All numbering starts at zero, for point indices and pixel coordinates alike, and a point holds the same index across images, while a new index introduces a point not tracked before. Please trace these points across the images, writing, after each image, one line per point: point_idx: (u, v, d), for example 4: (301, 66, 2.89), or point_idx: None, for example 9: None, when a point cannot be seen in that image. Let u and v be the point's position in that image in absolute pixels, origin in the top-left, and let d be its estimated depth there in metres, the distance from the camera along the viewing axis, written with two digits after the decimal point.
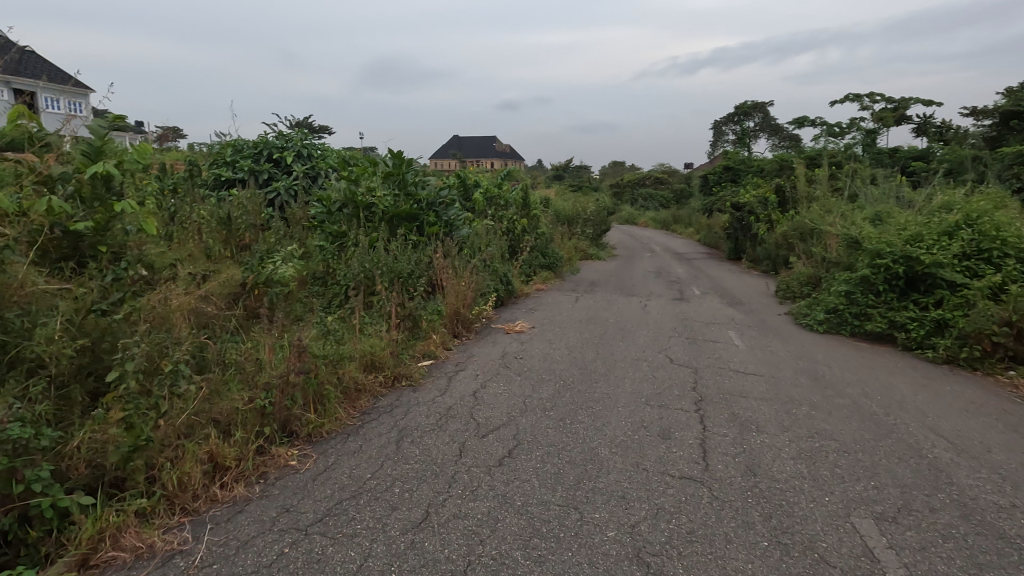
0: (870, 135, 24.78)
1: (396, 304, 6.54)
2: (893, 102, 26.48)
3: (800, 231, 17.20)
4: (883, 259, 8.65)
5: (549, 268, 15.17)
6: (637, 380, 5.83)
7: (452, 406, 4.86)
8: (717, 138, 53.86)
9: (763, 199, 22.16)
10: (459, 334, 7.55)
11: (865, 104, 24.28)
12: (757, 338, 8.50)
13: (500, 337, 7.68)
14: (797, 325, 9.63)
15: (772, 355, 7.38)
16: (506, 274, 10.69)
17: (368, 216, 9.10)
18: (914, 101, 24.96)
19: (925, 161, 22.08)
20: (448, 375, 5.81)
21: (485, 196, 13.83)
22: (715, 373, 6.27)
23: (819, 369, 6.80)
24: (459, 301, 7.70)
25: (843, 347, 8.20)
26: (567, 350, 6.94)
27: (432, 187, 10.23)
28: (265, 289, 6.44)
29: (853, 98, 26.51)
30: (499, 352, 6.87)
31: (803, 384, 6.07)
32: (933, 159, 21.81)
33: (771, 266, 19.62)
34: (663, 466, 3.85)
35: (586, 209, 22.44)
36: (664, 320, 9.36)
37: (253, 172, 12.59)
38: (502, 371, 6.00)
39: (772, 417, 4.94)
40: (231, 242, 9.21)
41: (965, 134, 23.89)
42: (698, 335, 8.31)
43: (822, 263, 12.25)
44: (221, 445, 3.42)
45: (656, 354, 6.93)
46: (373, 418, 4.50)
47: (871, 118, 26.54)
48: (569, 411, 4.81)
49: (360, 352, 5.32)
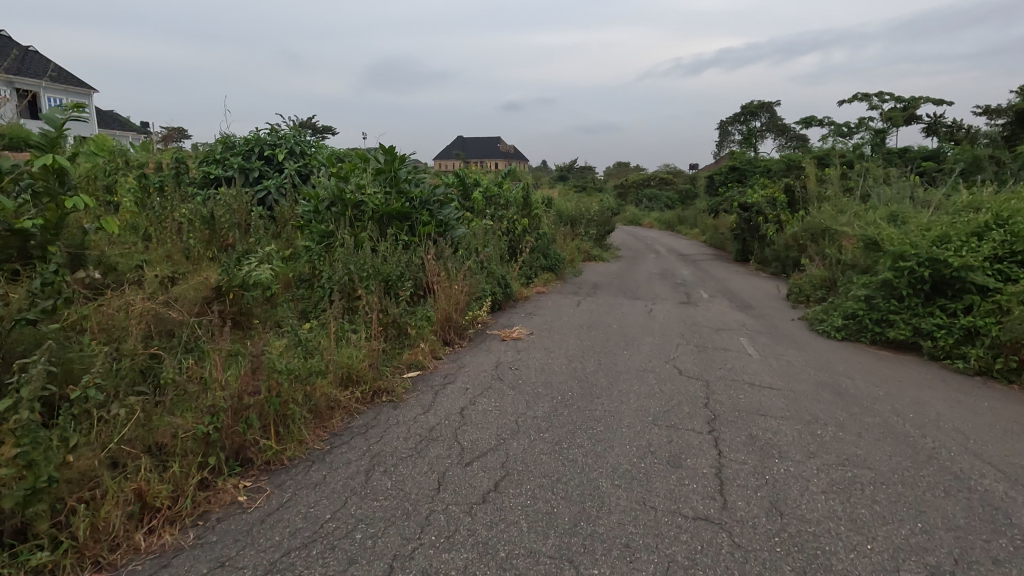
0: (881, 135, 24.19)
1: (380, 310, 6.02)
2: (903, 101, 25.88)
3: (810, 232, 16.64)
4: (907, 261, 8.09)
5: (550, 269, 14.64)
6: (642, 395, 5.29)
7: (435, 426, 4.34)
8: (723, 138, 53.23)
9: (771, 200, 21.59)
10: (450, 341, 7.03)
11: (876, 103, 23.71)
12: (771, 345, 7.94)
13: (495, 345, 7.15)
14: (812, 332, 9.07)
15: (789, 366, 6.82)
16: (504, 276, 10.17)
17: (358, 215, 8.60)
18: (925, 100, 24.38)
19: (937, 161, 21.48)
20: (435, 388, 5.29)
21: (485, 195, 13.33)
22: (728, 387, 5.73)
23: (842, 381, 6.24)
24: (450, 306, 7.17)
25: (864, 356, 7.64)
26: (566, 360, 6.40)
27: (427, 185, 9.71)
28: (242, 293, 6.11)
29: (862, 97, 25.94)
30: (493, 362, 6.34)
31: (826, 400, 5.52)
32: (946, 159, 21.20)
33: (780, 268, 19.03)
34: (674, 504, 3.31)
35: (589, 209, 21.90)
36: (671, 326, 8.80)
37: (243, 170, 12.10)
38: (494, 385, 5.47)
39: (795, 441, 4.39)
40: (214, 243, 8.71)
41: (978, 134, 23.29)
42: (707, 342, 7.76)
43: (836, 266, 11.67)
44: (152, 481, 2.91)
45: (664, 365, 6.39)
46: (344, 441, 3.97)
47: (881, 117, 25.96)
48: (567, 433, 4.27)
49: (336, 365, 4.80)
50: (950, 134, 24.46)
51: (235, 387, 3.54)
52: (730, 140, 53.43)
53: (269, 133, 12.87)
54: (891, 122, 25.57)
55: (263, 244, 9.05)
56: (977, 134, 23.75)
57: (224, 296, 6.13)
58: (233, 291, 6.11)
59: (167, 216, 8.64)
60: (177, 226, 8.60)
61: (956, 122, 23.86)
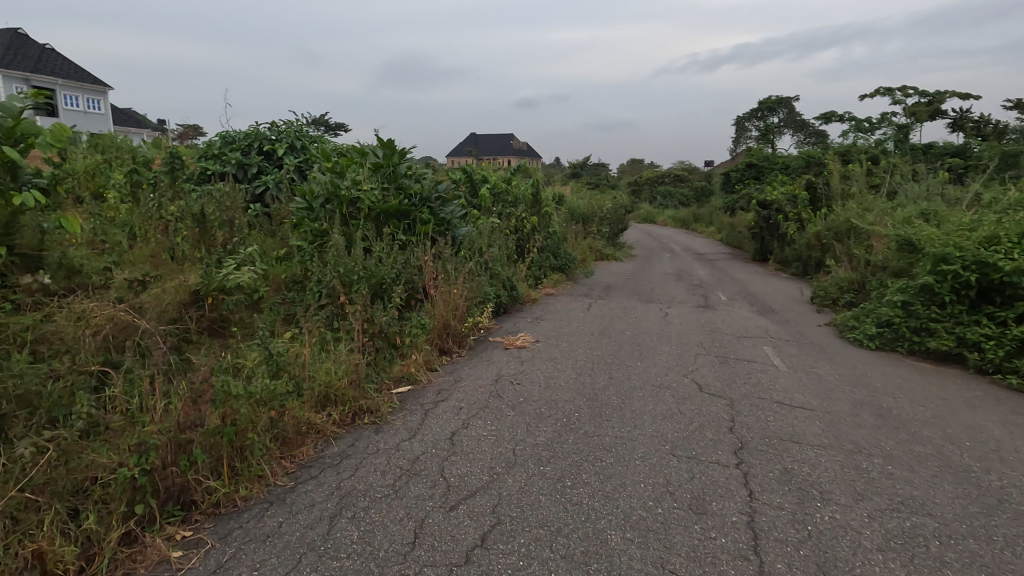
0: (905, 130, 23.26)
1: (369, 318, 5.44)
2: (928, 95, 24.83)
3: (834, 231, 15.83)
4: (950, 265, 7.38)
5: (560, 269, 14.04)
6: (659, 417, 4.69)
7: (420, 456, 3.78)
8: (738, 134, 52.13)
9: (791, 197, 20.73)
10: (448, 350, 6.48)
11: (899, 98, 22.80)
12: (799, 356, 7.26)
13: (497, 354, 6.56)
14: (843, 340, 8.36)
15: (822, 381, 6.15)
16: (510, 277, 9.60)
17: (353, 213, 8.06)
18: (950, 94, 23.43)
19: (965, 157, 20.54)
20: (425, 407, 4.75)
21: (492, 191, 12.74)
22: (756, 407, 5.10)
23: (882, 400, 5.56)
24: (449, 312, 6.61)
25: (903, 369, 6.93)
26: (574, 373, 5.81)
27: (429, 180, 9.13)
28: (226, 296, 5.94)
29: (885, 91, 25.00)
30: (493, 375, 5.76)
31: (867, 424, 4.86)
32: (974, 155, 20.26)
33: (801, 269, 18.25)
34: (699, 568, 2.72)
35: (601, 206, 21.23)
36: (689, 334, 8.16)
37: (242, 165, 11.66)
38: (492, 403, 4.89)
39: (838, 478, 3.78)
40: (205, 242, 8.15)
41: (1007, 129, 22.29)
42: (729, 353, 7.12)
43: (865, 268, 10.91)
44: (58, 541, 2.42)
45: (682, 380, 5.76)
46: (312, 475, 3.44)
47: (904, 112, 25.01)
48: (571, 468, 3.69)
49: (311, 381, 4.28)
50: (978, 129, 23.42)
51: (173, 418, 3.01)
52: (746, 136, 52.26)
53: (269, 128, 12.43)
54: (915, 117, 24.53)
55: (256, 244, 8.59)
56: (1006, 129, 22.69)
57: (203, 301, 5.92)
58: (212, 295, 5.91)
59: (154, 214, 8.22)
60: (164, 224, 8.18)
61: (984, 117, 22.87)
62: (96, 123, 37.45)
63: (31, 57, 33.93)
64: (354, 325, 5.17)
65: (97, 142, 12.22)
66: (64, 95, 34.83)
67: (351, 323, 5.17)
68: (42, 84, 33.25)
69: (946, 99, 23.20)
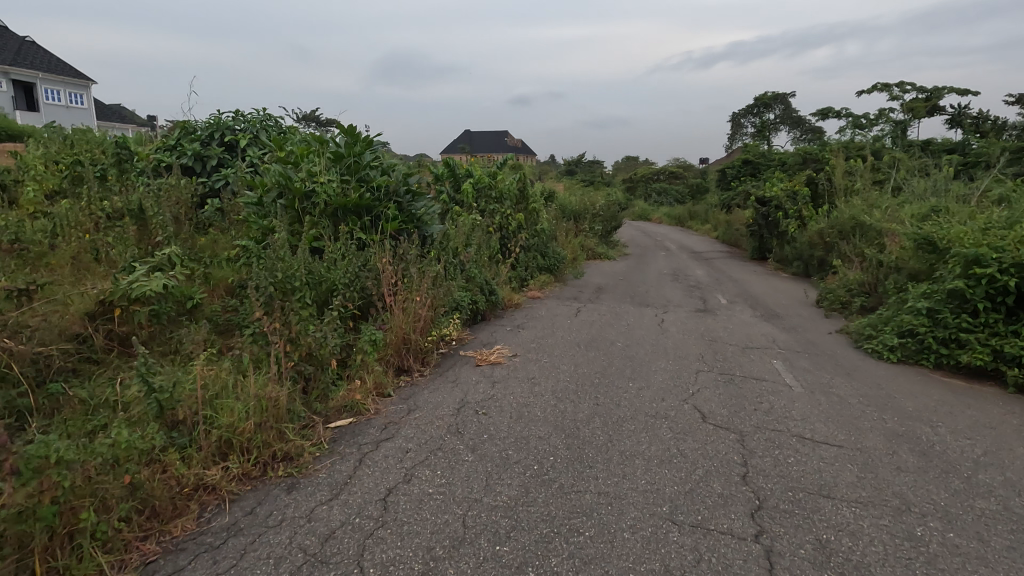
0: (903, 126, 22.55)
1: (302, 333, 4.43)
2: (926, 90, 24.07)
3: (838, 228, 14.97)
4: (984, 268, 6.52)
5: (548, 270, 13.14)
6: (655, 461, 3.79)
7: (338, 530, 2.84)
8: (733, 131, 51.41)
9: (790, 193, 19.87)
10: (407, 369, 5.55)
11: (897, 93, 22.10)
12: (813, 372, 6.36)
13: (464, 373, 5.62)
14: (859, 352, 7.47)
15: (845, 404, 5.25)
16: (489, 281, 8.68)
17: (307, 209, 7.09)
18: (949, 90, 22.72)
19: (965, 154, 19.83)
20: (363, 448, 3.81)
21: (474, 186, 11.85)
22: (771, 444, 4.20)
23: (920, 432, 4.67)
24: (409, 324, 5.67)
25: (933, 387, 6.05)
26: (553, 399, 4.89)
27: (398, 171, 8.13)
28: (138, 307, 4.94)
29: (883, 87, 24.29)
30: (456, 401, 4.83)
31: (910, 467, 3.95)
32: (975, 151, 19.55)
33: (801, 268, 17.43)
34: None
35: (594, 203, 20.35)
36: (687, 345, 7.24)
37: (200, 157, 10.67)
38: (448, 443, 3.95)
39: (889, 556, 2.88)
40: (141, 240, 7.13)
41: (1007, 125, 21.62)
42: (735, 369, 6.22)
43: (876, 270, 10.04)
44: None
45: (681, 407, 4.86)
46: (174, 568, 2.49)
47: (902, 109, 24.32)
48: (539, 547, 2.77)
49: (206, 421, 3.36)
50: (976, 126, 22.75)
51: None
52: (740, 133, 51.48)
53: (233, 118, 11.42)
54: (913, 113, 23.76)
55: (202, 246, 7.63)
56: (1006, 125, 22.01)
57: (112, 313, 4.98)
58: (120, 305, 4.92)
59: (84, 209, 7.26)
60: (96, 222, 7.19)
61: (983, 113, 22.20)
62: (78, 117, 36.29)
63: (8, 49, 32.80)
64: (279, 344, 4.22)
65: (44, 132, 11.18)
66: (44, 88, 33.67)
67: (274, 341, 4.20)
68: (21, 77, 32.16)
69: (945, 95, 22.50)
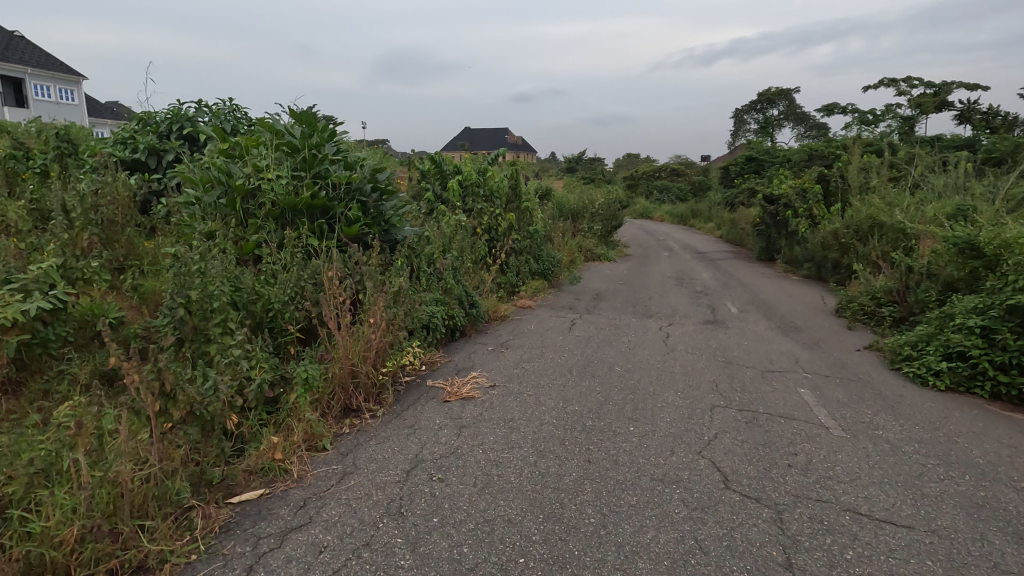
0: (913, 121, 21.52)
1: (185, 376, 3.23)
2: (934, 85, 22.91)
3: (854, 228, 13.92)
4: None
5: (542, 275, 12.07)
6: (667, 563, 2.75)
7: None
8: (735, 127, 50.26)
9: (801, 191, 18.71)
10: (356, 409, 4.52)
11: (906, 88, 21.10)
12: (851, 407, 5.29)
13: (427, 414, 4.57)
14: (898, 376, 6.41)
15: (899, 457, 4.20)
16: (471, 292, 7.61)
17: (251, 210, 6.04)
18: (959, 85, 21.70)
19: (978, 151, 18.78)
20: (260, 545, 2.76)
21: (462, 184, 10.87)
22: (821, 528, 3.15)
23: (1005, 500, 3.63)
24: (359, 353, 4.62)
25: (998, 426, 5.00)
26: (533, 457, 3.83)
27: (365, 166, 7.04)
28: (9, 336, 3.91)
29: (890, 82, 23.25)
30: (408, 458, 3.78)
31: (1013, 567, 2.90)
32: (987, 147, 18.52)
33: (813, 271, 16.37)
34: None
35: (594, 201, 19.26)
36: (698, 369, 6.16)
37: (155, 151, 9.59)
38: (382, 534, 2.89)
39: None
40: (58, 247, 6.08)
41: (1019, 121, 20.59)
42: (759, 404, 5.16)
43: (906, 277, 8.98)
44: None
45: (696, 467, 3.80)
46: None
47: (909, 105, 23.28)
48: None
49: (15, 526, 2.38)
50: (987, 121, 21.69)
51: None
52: (743, 130, 50.25)
53: (196, 109, 10.30)
54: (921, 108, 22.59)
55: (138, 254, 6.59)
56: (1017, 121, 20.96)
57: None
58: None
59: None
60: (5, 225, 6.11)
61: (994, 109, 21.16)
62: (70, 114, 35.24)
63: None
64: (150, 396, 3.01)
65: None
66: (35, 84, 32.67)
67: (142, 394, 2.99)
68: (10, 71, 31.03)
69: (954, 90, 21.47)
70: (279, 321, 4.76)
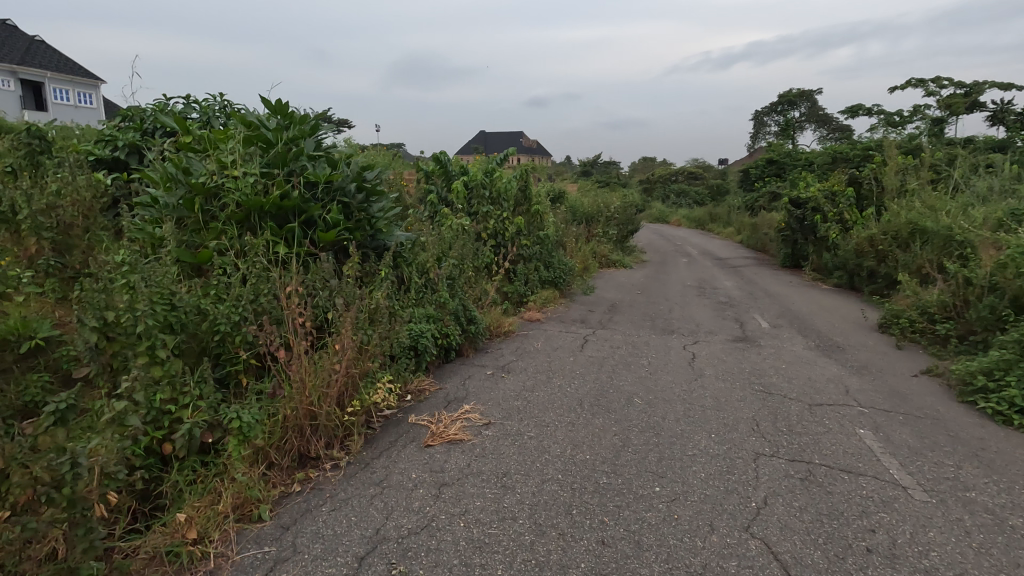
0: (943, 122, 20.34)
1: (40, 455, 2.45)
2: (967, 85, 21.51)
3: (893, 235, 12.78)
4: None
5: (553, 284, 11.12)
6: None
7: None
8: (754, 130, 48.88)
9: (829, 194, 17.56)
10: (313, 459, 3.69)
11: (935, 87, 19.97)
12: (927, 456, 4.30)
13: (403, 465, 3.69)
14: (972, 413, 5.40)
15: (1010, 536, 3.23)
16: (470, 306, 6.72)
17: (214, 211, 5.21)
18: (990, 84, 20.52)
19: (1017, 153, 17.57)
20: None
21: (467, 185, 10.00)
22: None
23: None
24: (318, 388, 3.76)
25: None
26: (531, 537, 2.94)
27: (352, 164, 6.21)
28: None
29: (917, 83, 22.12)
30: (366, 536, 2.90)
31: None
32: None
33: (844, 280, 15.23)
34: None
35: (610, 204, 18.25)
36: (733, 403, 5.19)
37: (137, 148, 8.74)
38: None
39: None
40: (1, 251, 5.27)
41: None
42: (815, 453, 4.19)
43: (964, 291, 7.92)
44: None
45: (746, 555, 2.87)
46: None
47: (938, 105, 22.11)
48: None
49: None
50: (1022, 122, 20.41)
51: None
52: (762, 133, 48.86)
53: (185, 105, 9.51)
54: (951, 109, 21.18)
55: None
56: None
57: None
58: None
59: None
60: None
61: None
62: (87, 118, 35.06)
63: (18, 48, 31.56)
64: None
65: None
66: (53, 88, 32.41)
67: None
68: (28, 75, 30.83)
69: (987, 90, 20.29)
70: (227, 346, 3.92)
